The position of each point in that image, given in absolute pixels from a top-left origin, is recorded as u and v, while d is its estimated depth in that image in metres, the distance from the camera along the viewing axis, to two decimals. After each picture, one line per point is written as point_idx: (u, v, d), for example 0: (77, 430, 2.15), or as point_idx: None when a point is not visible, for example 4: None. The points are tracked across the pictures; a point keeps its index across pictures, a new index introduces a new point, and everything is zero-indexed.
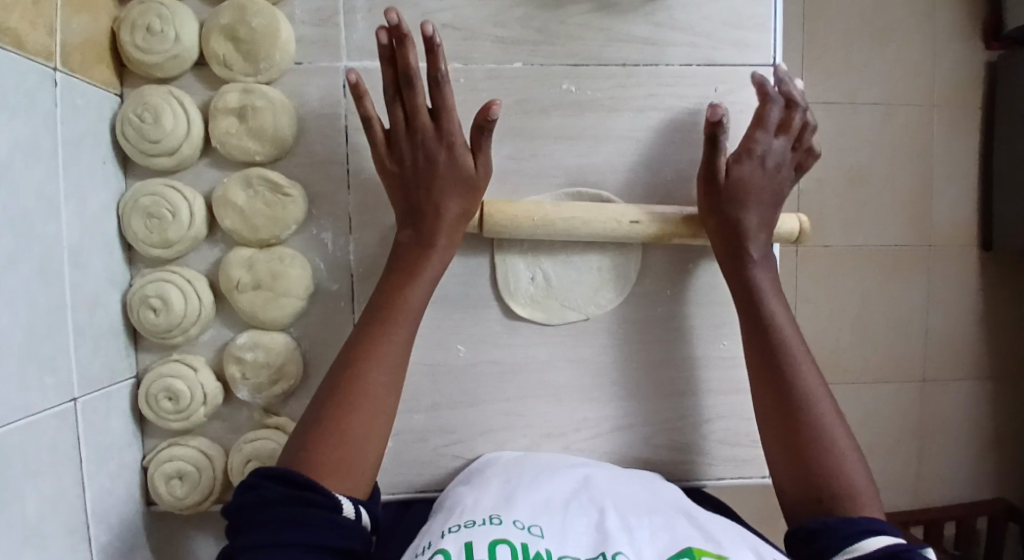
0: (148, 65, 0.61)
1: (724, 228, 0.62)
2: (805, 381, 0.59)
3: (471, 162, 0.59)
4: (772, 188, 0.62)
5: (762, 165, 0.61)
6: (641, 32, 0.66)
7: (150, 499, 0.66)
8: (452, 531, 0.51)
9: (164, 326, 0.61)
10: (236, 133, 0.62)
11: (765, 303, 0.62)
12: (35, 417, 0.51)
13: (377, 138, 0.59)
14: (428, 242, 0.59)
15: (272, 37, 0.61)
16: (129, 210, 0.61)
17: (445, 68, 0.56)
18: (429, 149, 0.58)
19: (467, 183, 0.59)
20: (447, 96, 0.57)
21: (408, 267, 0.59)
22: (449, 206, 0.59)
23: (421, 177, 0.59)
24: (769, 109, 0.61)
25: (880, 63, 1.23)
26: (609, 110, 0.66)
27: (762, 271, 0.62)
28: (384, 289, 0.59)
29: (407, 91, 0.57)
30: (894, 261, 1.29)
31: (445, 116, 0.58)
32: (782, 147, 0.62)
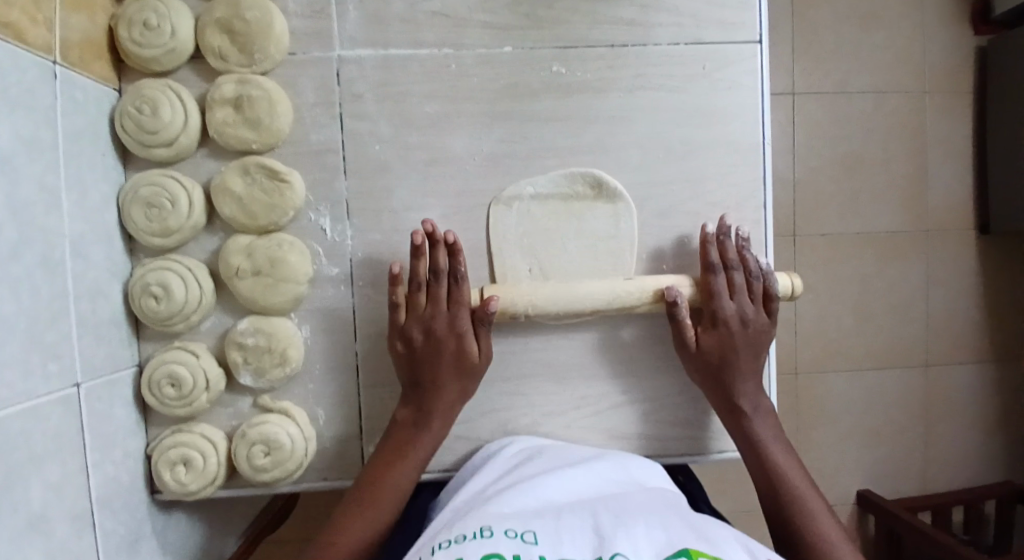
0: (145, 59, 0.62)
1: (707, 384, 0.66)
2: (806, 503, 0.61)
3: (474, 348, 0.63)
4: (750, 348, 0.65)
5: (732, 331, 0.65)
6: (627, 15, 0.67)
7: (154, 488, 0.67)
8: (441, 547, 0.49)
9: (166, 313, 0.62)
10: (232, 123, 0.63)
11: (765, 447, 0.64)
12: (38, 402, 0.51)
13: (398, 318, 0.63)
14: (429, 421, 0.63)
15: (266, 28, 0.63)
16: (130, 201, 0.63)
17: (464, 268, 0.63)
18: (438, 334, 0.62)
19: (467, 371, 0.63)
20: (464, 291, 0.63)
21: (409, 438, 0.63)
22: (448, 390, 0.63)
23: (427, 362, 0.63)
24: (712, 279, 0.65)
25: (869, 50, 1.25)
26: (598, 91, 0.67)
27: (755, 422, 0.65)
28: (389, 443, 0.63)
29: (433, 286, 0.63)
30: (892, 245, 1.29)
31: (458, 304, 0.63)
32: (743, 306, 0.65)
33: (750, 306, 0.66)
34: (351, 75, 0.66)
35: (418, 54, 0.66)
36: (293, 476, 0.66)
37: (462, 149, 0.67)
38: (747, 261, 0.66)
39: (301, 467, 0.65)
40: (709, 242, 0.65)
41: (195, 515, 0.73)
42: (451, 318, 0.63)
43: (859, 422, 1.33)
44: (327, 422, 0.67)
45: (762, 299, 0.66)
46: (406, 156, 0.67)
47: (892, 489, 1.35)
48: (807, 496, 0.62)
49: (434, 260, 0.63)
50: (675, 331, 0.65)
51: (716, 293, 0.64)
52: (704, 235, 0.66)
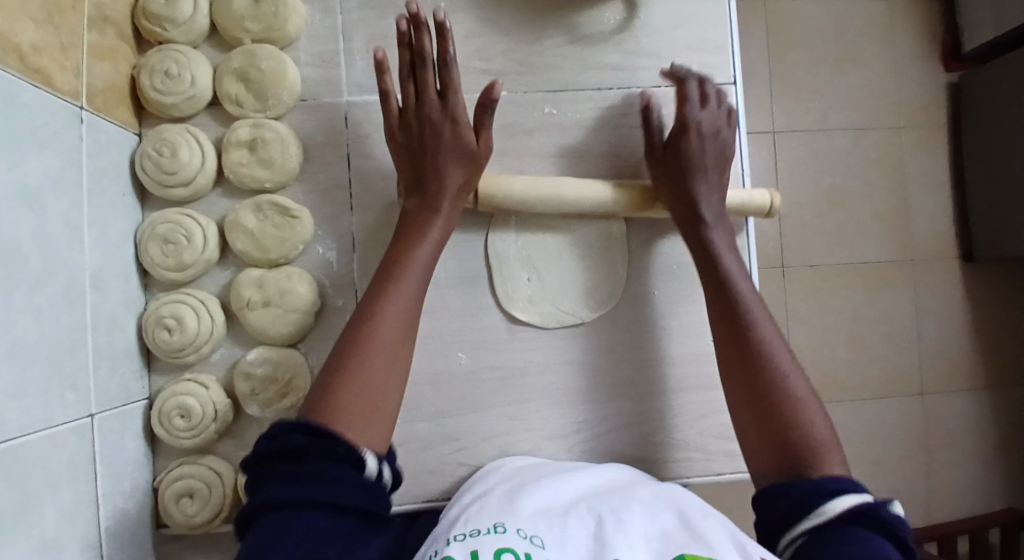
0: (165, 105, 0.67)
1: (677, 194, 0.66)
2: (768, 344, 0.60)
3: (472, 136, 0.64)
4: (718, 156, 0.67)
5: (705, 138, 0.66)
6: (614, 60, 0.72)
7: (160, 522, 0.68)
8: (458, 539, 0.50)
9: (178, 345, 0.65)
10: (247, 164, 0.67)
11: (731, 278, 0.64)
12: (57, 430, 0.53)
13: (392, 108, 0.63)
14: (438, 205, 0.63)
15: (279, 77, 0.67)
16: (146, 237, 0.66)
17: (451, 52, 0.62)
18: (434, 124, 0.63)
19: (469, 158, 0.64)
20: (454, 75, 0.63)
21: (406, 235, 0.62)
22: (450, 175, 0.63)
23: (425, 149, 0.63)
24: (686, 88, 0.67)
25: (844, 90, 1.32)
26: (590, 129, 0.72)
27: (716, 233, 0.66)
28: (387, 256, 0.62)
29: (419, 72, 0.63)
30: (879, 274, 1.33)
31: (449, 89, 0.63)
32: (716, 116, 0.67)
33: (720, 115, 0.68)
34: (357, 118, 0.70)
35: None
36: None
37: None
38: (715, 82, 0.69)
39: None
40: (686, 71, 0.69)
41: None
42: (443, 106, 0.63)
43: (859, 451, 1.34)
44: None
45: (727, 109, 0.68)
46: None
47: None
48: (773, 341, 0.61)
49: (418, 43, 0.61)
50: (647, 136, 0.69)
51: (686, 101, 0.67)
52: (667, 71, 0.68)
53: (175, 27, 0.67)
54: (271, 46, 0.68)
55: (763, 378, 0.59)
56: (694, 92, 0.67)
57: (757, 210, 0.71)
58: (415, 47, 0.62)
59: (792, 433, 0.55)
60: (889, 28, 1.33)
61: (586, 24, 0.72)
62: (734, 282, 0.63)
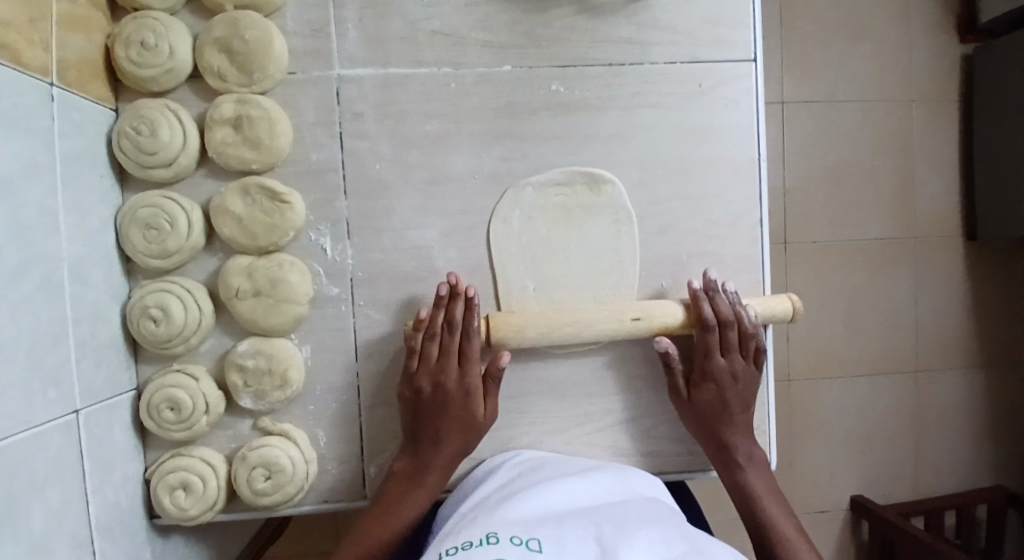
0: (141, 78, 0.62)
1: (690, 419, 0.67)
2: (785, 540, 0.63)
3: (481, 409, 0.64)
4: (740, 404, 0.67)
5: (723, 380, 0.66)
6: (625, 34, 0.68)
7: (153, 513, 0.66)
8: (450, 553, 0.49)
9: (165, 336, 0.62)
10: (232, 143, 0.63)
11: (751, 486, 0.65)
12: (40, 429, 0.51)
13: (411, 366, 0.64)
14: (425, 476, 0.63)
15: (265, 47, 0.62)
16: (127, 223, 0.62)
17: (478, 326, 0.64)
18: (445, 387, 0.63)
19: (466, 426, 0.64)
20: (474, 347, 0.64)
21: (404, 479, 0.63)
22: (447, 446, 0.63)
23: (432, 417, 0.63)
24: (710, 338, 0.65)
25: (858, 61, 1.26)
26: (598, 110, 0.68)
27: (750, 471, 0.66)
28: (387, 486, 0.63)
29: (444, 340, 0.64)
30: (883, 253, 1.31)
31: (468, 361, 0.64)
32: (735, 364, 0.66)
33: (741, 360, 0.67)
34: (350, 95, 0.66)
35: (419, 73, 0.66)
36: (295, 498, 0.65)
37: (463, 167, 0.67)
38: (739, 309, 0.66)
39: (303, 490, 0.64)
40: (711, 279, 0.66)
41: (195, 538, 0.72)
42: (461, 379, 0.63)
43: (853, 429, 1.35)
44: (329, 442, 0.67)
45: (753, 341, 0.66)
46: (406, 175, 0.67)
47: (884, 494, 1.37)
48: (789, 532, 0.64)
49: (450, 316, 0.64)
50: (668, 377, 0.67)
51: (713, 351, 0.65)
52: (693, 290, 0.66)
53: None
54: (256, 13, 0.63)
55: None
56: (715, 341, 0.65)
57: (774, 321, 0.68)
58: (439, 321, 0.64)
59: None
60: None
61: None
62: (750, 491, 0.65)
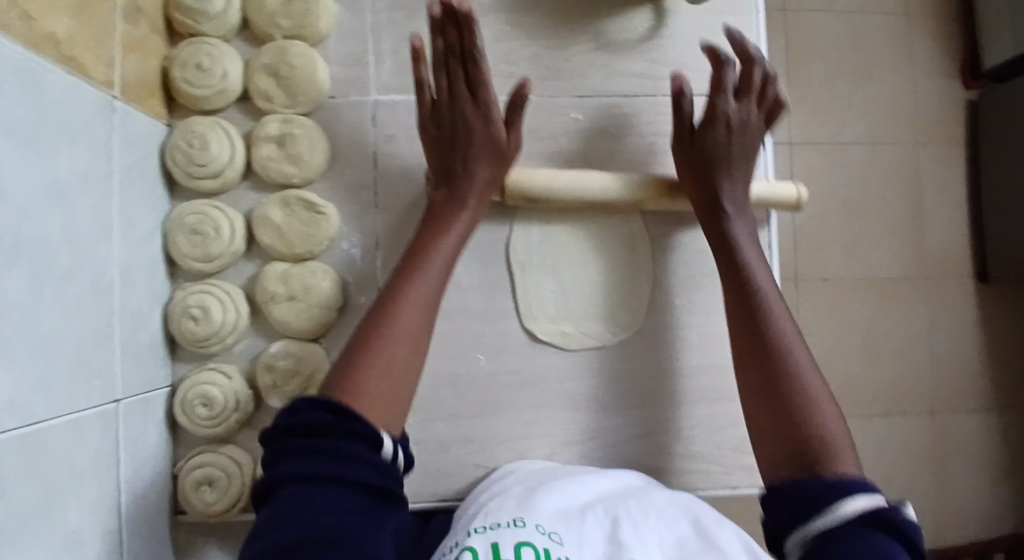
0: (196, 98, 0.68)
1: (699, 192, 0.67)
2: (787, 344, 0.59)
3: (503, 135, 0.66)
4: (748, 150, 0.68)
5: (737, 122, 0.68)
6: (641, 68, 0.73)
7: (178, 509, 0.68)
8: (480, 531, 0.53)
9: (203, 335, 0.65)
10: (275, 158, 0.68)
11: (743, 253, 0.65)
12: (83, 414, 0.54)
13: (424, 100, 0.66)
14: (462, 202, 0.65)
15: (309, 73, 0.68)
16: (174, 229, 0.66)
17: (481, 53, 0.65)
18: (466, 120, 0.65)
19: (498, 153, 0.66)
20: (482, 68, 0.65)
21: (436, 221, 0.64)
22: (479, 172, 0.65)
23: (456, 146, 0.65)
24: (728, 71, 0.67)
25: (864, 103, 1.32)
26: (615, 136, 0.72)
27: (739, 223, 0.66)
28: (407, 255, 0.63)
29: (452, 66, 0.65)
30: (893, 289, 1.33)
31: (480, 91, 0.66)
32: (745, 108, 0.69)
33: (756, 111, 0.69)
34: (385, 118, 0.71)
35: None
36: None
37: None
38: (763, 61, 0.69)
39: None
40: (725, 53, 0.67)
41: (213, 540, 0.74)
42: (485, 128, 0.65)
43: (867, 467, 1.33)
44: None
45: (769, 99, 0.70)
46: None
47: None
48: (796, 350, 0.59)
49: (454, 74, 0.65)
50: (676, 143, 0.69)
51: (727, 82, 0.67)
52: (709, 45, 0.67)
53: (207, 21, 0.68)
54: (301, 43, 0.69)
55: (779, 389, 0.57)
56: (719, 108, 0.68)
57: (779, 208, 0.73)
58: (461, 47, 0.64)
59: (808, 439, 0.53)
60: (911, 43, 1.33)
61: (614, 31, 0.73)
62: (747, 277, 0.64)
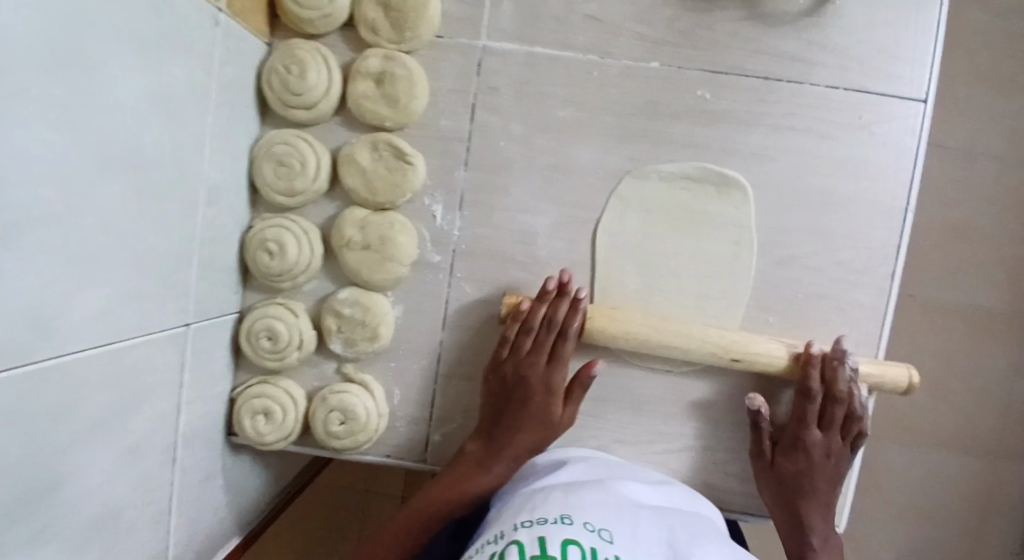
0: (300, 18, 0.63)
1: (760, 457, 0.65)
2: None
3: (559, 410, 0.64)
4: (828, 478, 0.65)
5: (814, 457, 0.64)
6: (788, 51, 0.64)
7: (232, 430, 0.70)
8: (525, 525, 0.51)
9: (277, 270, 0.64)
10: (372, 97, 0.64)
11: (806, 504, 0.64)
12: (155, 336, 0.54)
13: (500, 354, 0.65)
14: (500, 452, 0.63)
15: (421, 7, 0.63)
16: (262, 156, 0.64)
17: (577, 326, 0.63)
18: (527, 370, 0.63)
19: (541, 428, 0.63)
20: (567, 349, 0.63)
21: (464, 476, 0.63)
22: (518, 441, 0.63)
23: (517, 391, 0.63)
24: (810, 407, 0.64)
25: (1014, 115, 1.17)
26: (741, 126, 0.65)
27: (814, 534, 0.64)
28: (451, 465, 0.64)
29: (541, 333, 0.63)
30: (990, 325, 1.23)
31: (558, 361, 0.63)
32: (829, 442, 0.65)
33: (840, 441, 0.65)
34: (492, 68, 0.65)
35: (564, 57, 0.65)
36: (364, 447, 0.67)
37: (589, 160, 0.66)
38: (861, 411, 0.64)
39: (373, 441, 0.66)
40: (843, 346, 0.63)
41: (257, 460, 0.76)
42: (546, 373, 0.63)
43: (910, 500, 1.27)
44: (403, 401, 0.69)
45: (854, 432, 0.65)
46: (530, 158, 0.66)
47: None
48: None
49: (554, 314, 0.63)
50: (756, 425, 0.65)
51: (838, 383, 0.63)
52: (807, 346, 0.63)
53: None
54: None
55: None
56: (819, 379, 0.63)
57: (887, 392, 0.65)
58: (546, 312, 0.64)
59: None
60: None
61: (770, 1, 0.64)
62: (802, 510, 0.64)
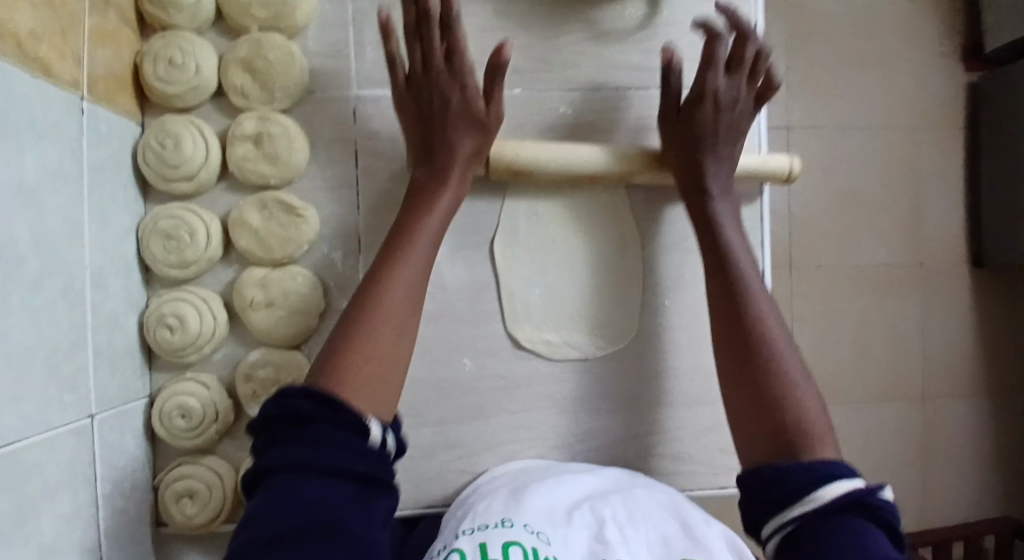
0: (168, 95, 0.64)
1: (683, 164, 0.66)
2: (759, 310, 0.60)
3: (482, 104, 0.63)
4: (728, 129, 0.66)
5: (722, 95, 0.65)
6: (635, 60, 0.70)
7: (159, 521, 0.66)
8: (468, 532, 0.54)
9: (180, 344, 0.63)
10: (252, 158, 0.65)
11: (721, 225, 0.64)
12: (57, 432, 0.52)
13: (398, 76, 0.63)
14: (443, 176, 0.62)
15: (288, 68, 0.65)
16: (147, 233, 0.63)
17: (455, 11, 0.59)
18: (442, 93, 0.62)
19: (477, 125, 0.63)
20: (460, 40, 0.61)
21: (411, 214, 0.61)
22: (461, 146, 0.63)
23: (434, 122, 0.62)
24: (716, 48, 0.63)
25: (862, 90, 1.32)
26: (607, 132, 0.70)
27: (723, 209, 0.65)
28: (386, 244, 0.60)
29: (425, 33, 0.61)
30: (886, 276, 1.36)
31: (455, 60, 0.62)
32: (736, 84, 0.66)
33: (744, 86, 0.66)
34: (367, 114, 0.68)
35: None
36: None
37: (475, 184, 0.69)
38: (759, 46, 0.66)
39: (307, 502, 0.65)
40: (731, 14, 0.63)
41: None
42: (463, 100, 0.62)
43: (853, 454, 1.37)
44: None
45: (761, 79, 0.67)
46: None
47: None
48: (778, 334, 0.59)
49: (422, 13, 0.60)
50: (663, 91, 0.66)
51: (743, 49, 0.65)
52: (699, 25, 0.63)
53: (179, 12, 0.64)
54: (278, 35, 0.65)
55: (753, 353, 0.58)
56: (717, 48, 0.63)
57: (773, 178, 0.71)
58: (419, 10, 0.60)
59: (779, 414, 0.54)
60: (912, 27, 1.33)
61: (609, 20, 0.70)
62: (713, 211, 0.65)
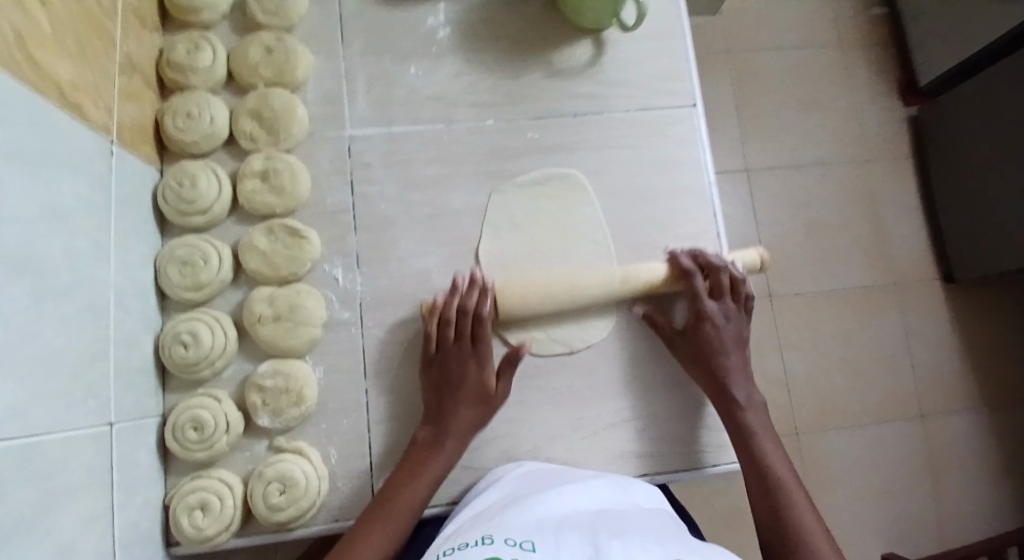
0: (185, 143, 0.73)
1: (706, 377, 0.72)
2: (786, 486, 0.66)
3: (492, 384, 0.69)
4: (736, 341, 0.73)
5: (721, 325, 0.73)
6: (591, 90, 0.81)
7: (170, 540, 0.68)
8: (447, 553, 0.53)
9: (193, 359, 0.68)
10: (260, 192, 0.73)
11: (755, 440, 0.69)
12: (80, 433, 0.56)
13: (428, 351, 0.70)
14: (444, 442, 0.66)
15: (289, 114, 0.75)
16: (165, 261, 0.70)
17: (488, 308, 0.70)
18: (462, 364, 0.68)
19: (479, 398, 0.68)
20: (486, 329, 0.69)
21: (416, 458, 0.66)
22: (463, 413, 0.67)
23: (447, 393, 0.68)
24: (695, 282, 0.73)
25: (811, 131, 1.46)
26: (572, 150, 0.79)
27: (752, 416, 0.70)
28: (397, 470, 0.66)
29: (460, 320, 0.69)
30: (863, 296, 1.42)
31: (481, 341, 0.69)
32: (728, 308, 0.73)
33: (732, 304, 0.74)
34: (360, 149, 0.77)
35: (418, 129, 0.78)
36: (307, 515, 0.67)
37: (459, 202, 0.77)
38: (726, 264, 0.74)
39: (315, 504, 0.67)
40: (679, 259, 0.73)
41: None
42: (478, 378, 0.68)
43: (866, 479, 1.35)
44: (339, 457, 0.70)
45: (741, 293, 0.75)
46: (409, 210, 0.76)
47: (913, 545, 1.34)
48: (810, 521, 0.63)
49: (466, 301, 0.70)
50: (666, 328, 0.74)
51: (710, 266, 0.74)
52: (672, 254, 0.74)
53: (195, 74, 0.75)
54: (281, 88, 0.76)
55: (785, 522, 0.63)
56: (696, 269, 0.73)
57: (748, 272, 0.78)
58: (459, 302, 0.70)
59: None
60: (847, 74, 1.49)
61: (563, 61, 0.81)
62: (744, 421, 0.70)
